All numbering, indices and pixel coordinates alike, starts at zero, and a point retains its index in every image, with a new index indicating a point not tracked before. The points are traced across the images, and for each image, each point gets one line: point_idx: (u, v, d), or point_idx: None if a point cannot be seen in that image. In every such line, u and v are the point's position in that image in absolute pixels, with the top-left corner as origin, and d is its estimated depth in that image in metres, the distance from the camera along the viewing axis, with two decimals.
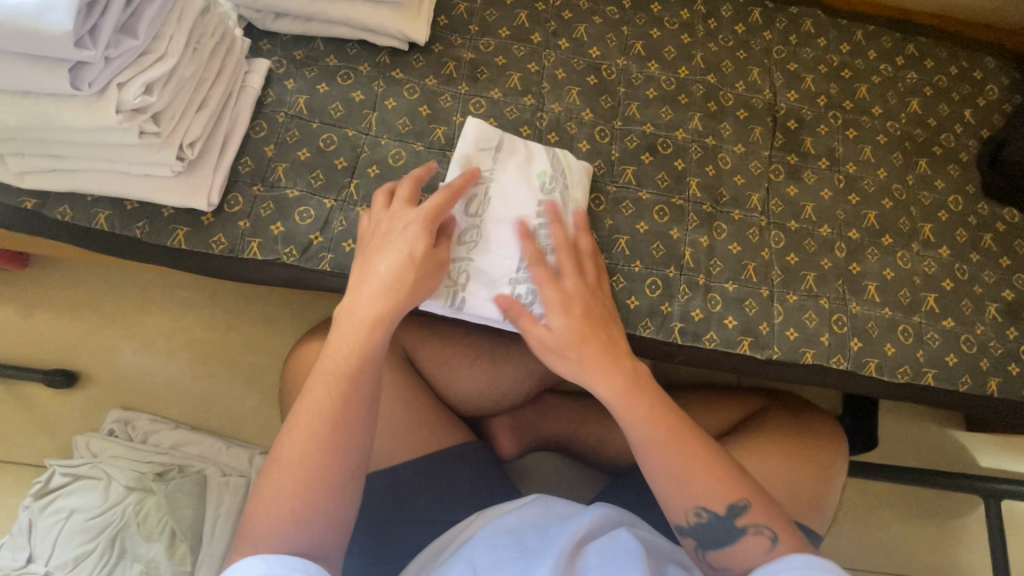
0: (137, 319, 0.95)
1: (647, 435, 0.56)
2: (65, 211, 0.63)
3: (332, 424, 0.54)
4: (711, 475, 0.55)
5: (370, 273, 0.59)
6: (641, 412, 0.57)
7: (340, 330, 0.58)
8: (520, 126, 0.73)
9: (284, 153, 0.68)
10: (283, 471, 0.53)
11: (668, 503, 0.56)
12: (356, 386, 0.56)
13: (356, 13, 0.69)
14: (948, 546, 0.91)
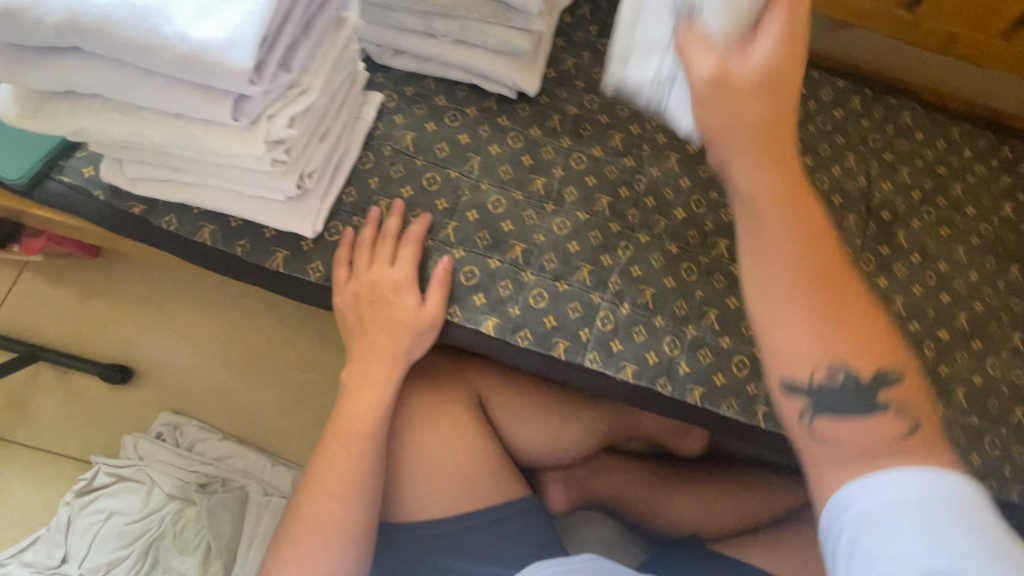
0: (196, 321, 0.94)
1: (771, 106, 0.43)
2: (171, 221, 0.63)
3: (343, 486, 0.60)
4: (834, 257, 0.45)
5: (369, 346, 0.63)
6: (787, 137, 0.44)
7: (343, 405, 0.63)
8: (618, 187, 0.73)
9: (387, 188, 0.68)
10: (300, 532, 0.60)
11: (774, 328, 0.44)
12: (360, 452, 0.62)
13: (474, 58, 0.70)
14: None
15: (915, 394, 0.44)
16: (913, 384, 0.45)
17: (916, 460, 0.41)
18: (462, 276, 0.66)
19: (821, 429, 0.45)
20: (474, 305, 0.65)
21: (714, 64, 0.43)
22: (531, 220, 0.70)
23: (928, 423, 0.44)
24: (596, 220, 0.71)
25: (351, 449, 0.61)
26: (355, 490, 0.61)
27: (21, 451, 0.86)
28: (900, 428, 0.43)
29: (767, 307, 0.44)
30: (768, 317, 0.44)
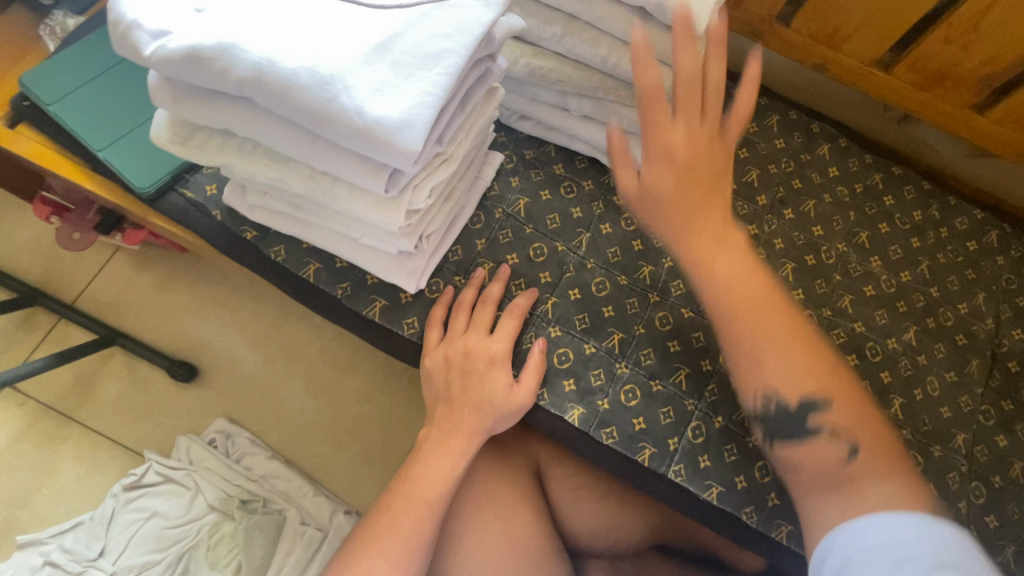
0: (266, 332, 0.94)
1: (722, 221, 0.54)
2: (279, 252, 0.63)
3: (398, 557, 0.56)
4: (745, 256, 0.53)
5: (449, 419, 0.61)
6: (732, 259, 0.52)
7: (414, 470, 0.60)
8: None
9: (493, 253, 0.67)
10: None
11: (756, 373, 0.50)
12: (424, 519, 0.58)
13: (603, 137, 0.68)
14: None
15: (874, 443, 0.49)
16: (852, 406, 0.50)
17: (896, 501, 0.45)
18: (555, 358, 0.64)
19: (774, 449, 0.52)
20: (563, 392, 0.63)
21: (674, 98, 0.52)
22: (632, 311, 0.67)
23: (881, 453, 0.48)
24: (700, 321, 0.67)
25: (417, 513, 0.58)
26: (413, 556, 0.57)
27: (81, 432, 0.87)
28: (879, 470, 0.47)
29: (729, 334, 0.51)
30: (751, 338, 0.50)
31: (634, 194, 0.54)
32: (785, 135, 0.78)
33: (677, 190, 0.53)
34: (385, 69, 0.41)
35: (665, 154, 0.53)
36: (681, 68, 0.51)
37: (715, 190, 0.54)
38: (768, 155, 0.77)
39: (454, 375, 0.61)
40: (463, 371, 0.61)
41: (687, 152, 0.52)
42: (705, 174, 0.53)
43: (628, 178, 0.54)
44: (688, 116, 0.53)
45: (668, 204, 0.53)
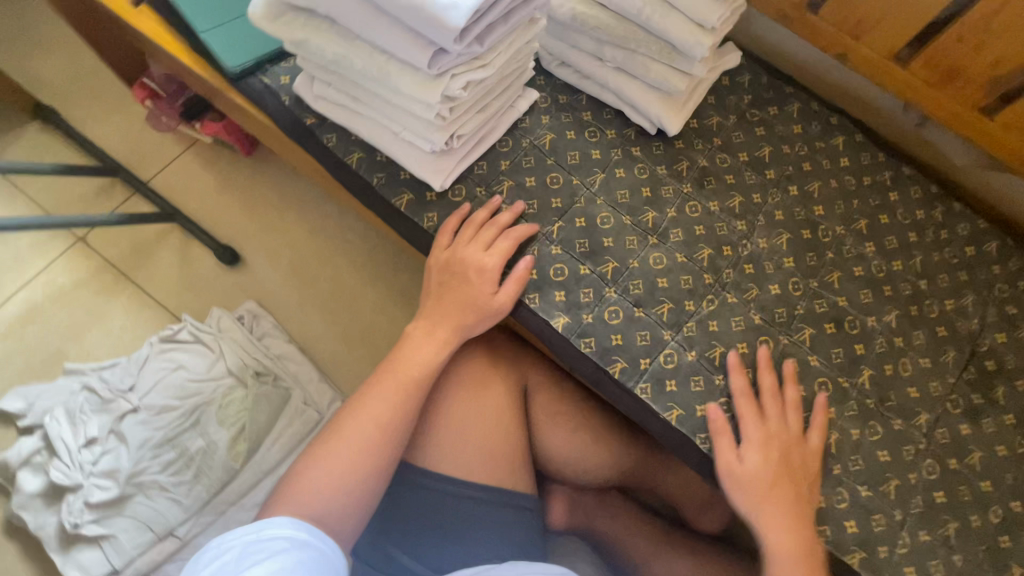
0: (303, 237, 1.04)
1: (779, 532, 0.61)
2: (331, 139, 0.73)
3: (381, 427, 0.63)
4: (794, 522, 0.61)
5: (436, 312, 0.69)
6: (781, 519, 0.61)
7: (399, 357, 0.68)
8: (722, 244, 0.75)
9: (514, 174, 0.74)
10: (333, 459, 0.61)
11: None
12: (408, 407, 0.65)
13: (630, 89, 0.76)
14: None
15: None
16: None
17: None
18: (552, 271, 0.70)
19: None
20: (552, 301, 0.69)
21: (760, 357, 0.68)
22: (630, 246, 0.73)
23: None
24: (692, 267, 0.73)
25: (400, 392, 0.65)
26: (394, 429, 0.64)
27: (132, 290, 0.98)
28: None
29: None
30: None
31: (731, 470, 0.63)
32: (804, 123, 0.83)
33: (788, 490, 0.62)
34: None
35: (750, 438, 0.64)
36: (765, 389, 0.67)
37: (795, 475, 0.63)
38: (785, 138, 0.82)
39: (449, 278, 0.69)
40: (456, 274, 0.69)
41: (760, 431, 0.64)
42: (783, 434, 0.65)
43: (720, 451, 0.64)
44: (767, 409, 0.66)
45: (759, 484, 0.63)
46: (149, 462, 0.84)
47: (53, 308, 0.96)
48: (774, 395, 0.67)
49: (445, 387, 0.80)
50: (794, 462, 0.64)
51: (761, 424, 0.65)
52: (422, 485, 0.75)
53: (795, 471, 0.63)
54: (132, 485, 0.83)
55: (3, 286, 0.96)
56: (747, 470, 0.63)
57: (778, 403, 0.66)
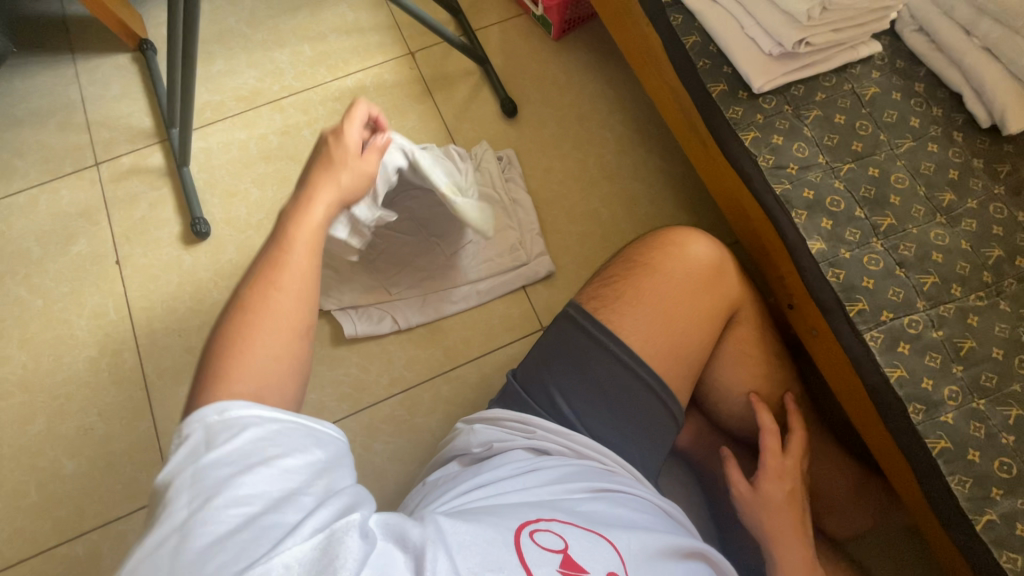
0: (569, 119, 1.15)
1: (796, 555, 0.71)
2: (676, 19, 0.81)
3: (295, 329, 0.51)
4: (801, 541, 0.72)
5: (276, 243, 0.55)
6: (793, 540, 0.71)
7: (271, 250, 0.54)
8: (1017, 254, 0.70)
9: (826, 107, 0.76)
10: (283, 333, 0.50)
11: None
12: (304, 312, 0.52)
13: (987, 71, 0.73)
14: None
15: None
16: None
17: None
18: (828, 200, 0.72)
19: None
20: (816, 225, 0.71)
21: (691, 293, 0.78)
22: (914, 212, 0.71)
23: None
24: (974, 260, 0.69)
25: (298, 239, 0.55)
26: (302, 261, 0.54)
27: (429, 105, 1.18)
28: None
29: None
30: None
31: (746, 497, 0.74)
32: None
33: (794, 554, 0.71)
34: None
35: (746, 498, 0.74)
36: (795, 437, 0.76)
37: (797, 548, 0.71)
38: None
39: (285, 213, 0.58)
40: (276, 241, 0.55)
41: (775, 465, 0.74)
42: (781, 503, 0.73)
43: (736, 484, 0.75)
44: (779, 484, 0.74)
45: (779, 522, 0.72)
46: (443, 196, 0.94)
47: (373, 94, 1.19)
48: (782, 469, 0.74)
49: (660, 272, 0.79)
50: (794, 514, 0.73)
51: (774, 458, 0.74)
52: (609, 351, 0.75)
53: (797, 498, 0.74)
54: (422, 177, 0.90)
55: (347, 63, 1.21)
56: (757, 498, 0.73)
57: (795, 441, 0.76)
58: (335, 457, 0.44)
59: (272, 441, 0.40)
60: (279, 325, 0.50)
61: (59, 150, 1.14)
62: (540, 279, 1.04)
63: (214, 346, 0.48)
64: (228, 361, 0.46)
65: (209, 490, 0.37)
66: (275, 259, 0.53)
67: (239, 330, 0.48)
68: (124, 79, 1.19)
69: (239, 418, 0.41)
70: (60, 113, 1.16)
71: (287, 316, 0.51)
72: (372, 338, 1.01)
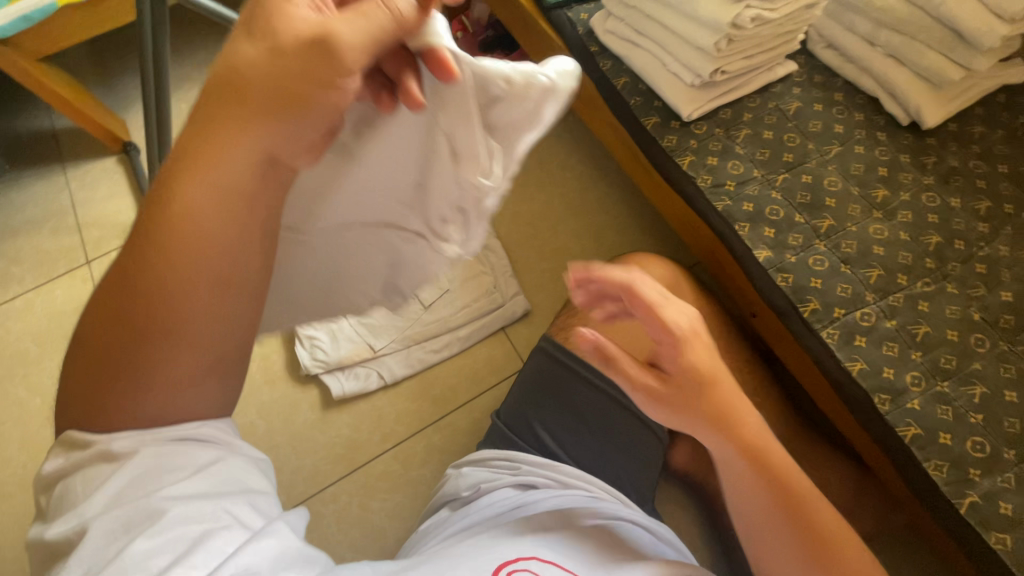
0: (529, 164, 1.21)
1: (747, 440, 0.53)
2: (605, 64, 0.88)
3: (216, 358, 0.38)
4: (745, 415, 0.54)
5: (169, 231, 0.35)
6: (734, 429, 0.53)
7: (167, 241, 0.35)
8: (955, 237, 0.73)
9: (754, 126, 0.81)
10: (175, 357, 0.36)
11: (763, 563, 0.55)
12: (231, 324, 0.38)
13: (895, 76, 0.79)
14: None
15: None
16: None
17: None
18: (768, 210, 0.76)
19: None
20: (761, 234, 0.74)
21: None
22: (852, 211, 0.75)
23: None
24: (915, 249, 0.72)
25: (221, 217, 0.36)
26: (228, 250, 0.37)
27: None
28: None
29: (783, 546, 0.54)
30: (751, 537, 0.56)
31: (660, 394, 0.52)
32: None
33: (728, 460, 0.54)
34: None
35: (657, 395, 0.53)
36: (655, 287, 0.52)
37: (728, 456, 0.54)
38: None
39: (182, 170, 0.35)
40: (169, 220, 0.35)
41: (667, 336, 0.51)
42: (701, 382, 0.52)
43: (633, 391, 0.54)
44: (688, 359, 0.51)
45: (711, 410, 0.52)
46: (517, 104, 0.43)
47: None
48: (676, 346, 0.51)
49: None
50: (723, 413, 0.52)
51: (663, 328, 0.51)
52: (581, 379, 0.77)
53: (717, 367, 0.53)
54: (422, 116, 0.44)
55: None
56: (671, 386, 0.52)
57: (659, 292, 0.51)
58: (241, 470, 0.39)
59: (165, 466, 0.36)
60: (173, 362, 0.36)
61: (53, 253, 1.20)
62: (518, 318, 1.07)
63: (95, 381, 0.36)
64: (86, 402, 0.37)
65: (97, 557, 0.33)
66: (162, 249, 0.35)
67: (119, 365, 0.36)
68: (111, 180, 1.27)
69: (119, 449, 0.36)
70: (53, 219, 1.24)
71: (204, 342, 0.37)
72: (361, 397, 1.03)
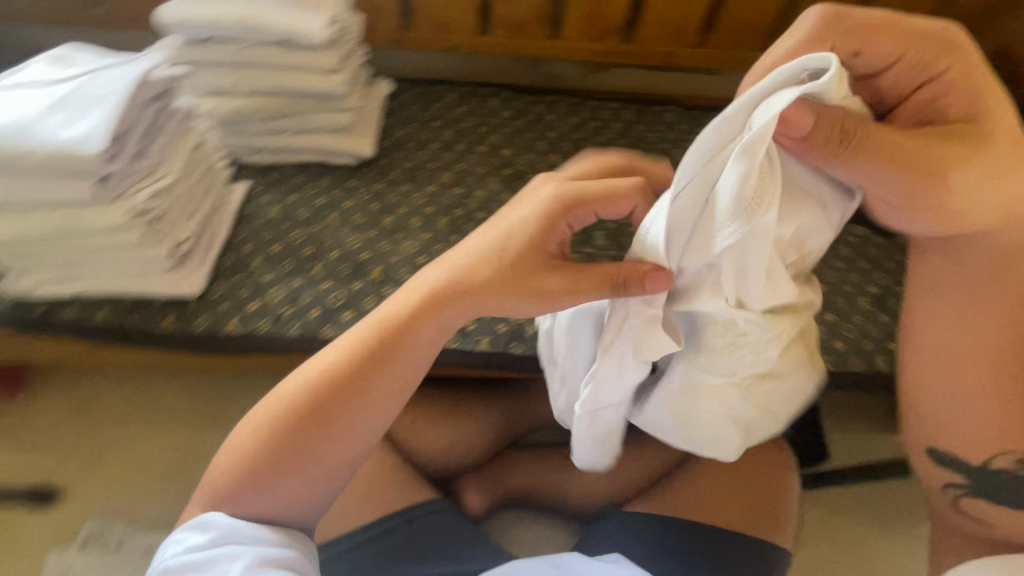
0: (112, 432, 0.97)
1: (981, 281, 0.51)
2: (71, 311, 0.75)
3: (327, 472, 0.54)
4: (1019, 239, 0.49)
5: (302, 417, 0.53)
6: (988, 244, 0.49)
7: (325, 420, 0.53)
8: (452, 210, 0.91)
9: (260, 249, 0.82)
10: (300, 475, 0.53)
11: (928, 406, 0.57)
12: (345, 454, 0.54)
13: (314, 141, 0.90)
14: (907, 548, 0.96)
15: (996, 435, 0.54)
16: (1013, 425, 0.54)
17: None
18: (332, 299, 0.79)
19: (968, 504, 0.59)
20: (345, 321, 0.77)
21: None
22: (385, 248, 0.85)
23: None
24: (441, 237, 0.87)
25: (321, 401, 0.53)
26: (336, 423, 0.53)
27: None
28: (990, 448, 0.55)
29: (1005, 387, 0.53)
30: (915, 392, 0.58)
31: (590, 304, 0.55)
32: (463, 104, 1.05)
33: (929, 335, 0.55)
34: (60, 114, 0.64)
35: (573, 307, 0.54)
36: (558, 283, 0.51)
37: (971, 345, 0.53)
38: (458, 119, 1.03)
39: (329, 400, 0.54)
40: (303, 429, 0.53)
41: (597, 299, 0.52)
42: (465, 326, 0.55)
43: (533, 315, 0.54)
44: (887, 198, 0.43)
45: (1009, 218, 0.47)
46: (767, 199, 0.41)
47: None
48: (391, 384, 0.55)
49: None
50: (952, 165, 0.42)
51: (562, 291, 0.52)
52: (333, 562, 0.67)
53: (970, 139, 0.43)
54: (728, 311, 0.46)
55: None
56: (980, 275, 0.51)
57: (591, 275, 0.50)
58: None
59: None
60: (308, 485, 0.54)
61: None
62: None
63: (253, 456, 0.52)
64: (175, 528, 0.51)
65: None
66: (292, 424, 0.53)
67: (253, 465, 0.52)
68: None
69: None
70: None
71: (329, 456, 0.54)
72: None
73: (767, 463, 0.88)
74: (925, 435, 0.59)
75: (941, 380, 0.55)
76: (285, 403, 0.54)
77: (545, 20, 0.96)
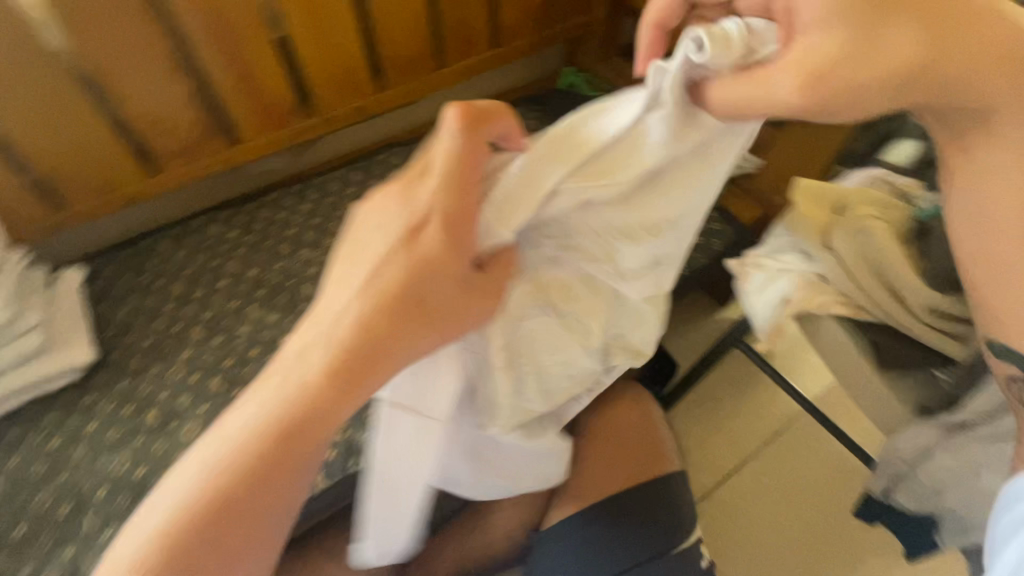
0: None
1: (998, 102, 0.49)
2: None
3: (285, 517, 0.47)
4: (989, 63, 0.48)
5: (251, 491, 0.44)
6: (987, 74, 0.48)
7: (269, 481, 0.45)
8: (221, 364, 0.81)
9: (3, 542, 0.67)
10: (256, 540, 0.45)
11: (986, 265, 0.51)
12: (299, 494, 0.47)
13: (8, 383, 0.73)
14: (761, 399, 1.12)
15: None
16: None
17: None
18: None
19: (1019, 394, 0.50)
20: None
21: None
22: (161, 450, 0.73)
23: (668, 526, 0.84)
24: (221, 400, 0.78)
25: (260, 453, 0.45)
26: (286, 466, 0.45)
27: None
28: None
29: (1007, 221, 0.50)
30: (972, 248, 0.52)
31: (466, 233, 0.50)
32: (181, 243, 0.92)
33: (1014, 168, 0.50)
34: None
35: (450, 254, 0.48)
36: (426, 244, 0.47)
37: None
38: (180, 265, 0.90)
39: (271, 466, 0.45)
40: (239, 501, 0.44)
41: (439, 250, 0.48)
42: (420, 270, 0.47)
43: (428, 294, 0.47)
44: (791, 102, 0.45)
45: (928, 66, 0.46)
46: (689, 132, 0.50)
47: None
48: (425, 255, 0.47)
49: None
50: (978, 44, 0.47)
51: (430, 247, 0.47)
52: None
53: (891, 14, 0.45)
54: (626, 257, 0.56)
55: None
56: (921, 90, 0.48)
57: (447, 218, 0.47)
58: None
59: None
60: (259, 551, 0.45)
61: None
62: None
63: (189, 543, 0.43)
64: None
65: None
66: (234, 484, 0.44)
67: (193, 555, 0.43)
68: None
69: None
70: None
71: (278, 508, 0.46)
72: None
73: (622, 413, 0.94)
74: (981, 324, 0.53)
75: (1001, 222, 0.50)
76: (231, 467, 0.44)
77: (211, 132, 0.89)
